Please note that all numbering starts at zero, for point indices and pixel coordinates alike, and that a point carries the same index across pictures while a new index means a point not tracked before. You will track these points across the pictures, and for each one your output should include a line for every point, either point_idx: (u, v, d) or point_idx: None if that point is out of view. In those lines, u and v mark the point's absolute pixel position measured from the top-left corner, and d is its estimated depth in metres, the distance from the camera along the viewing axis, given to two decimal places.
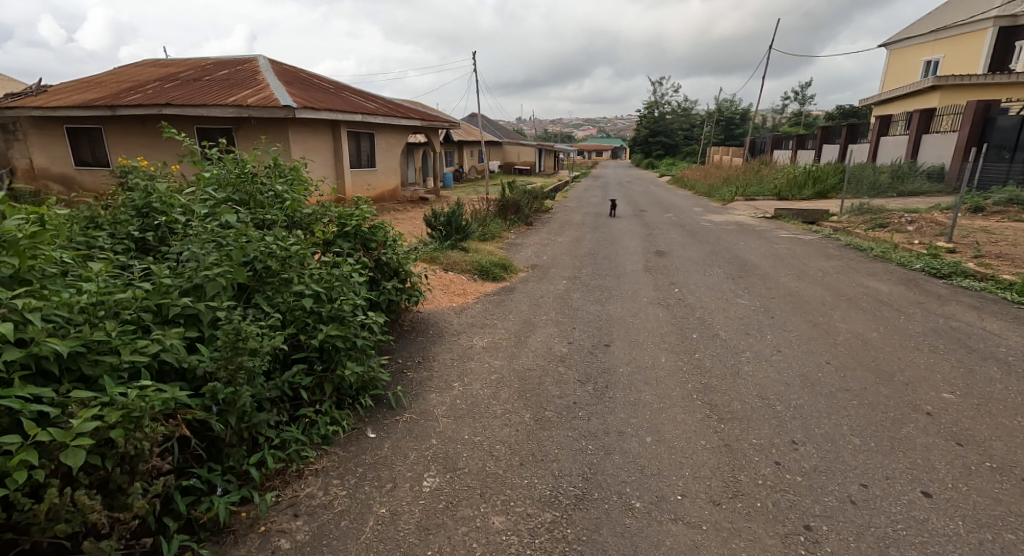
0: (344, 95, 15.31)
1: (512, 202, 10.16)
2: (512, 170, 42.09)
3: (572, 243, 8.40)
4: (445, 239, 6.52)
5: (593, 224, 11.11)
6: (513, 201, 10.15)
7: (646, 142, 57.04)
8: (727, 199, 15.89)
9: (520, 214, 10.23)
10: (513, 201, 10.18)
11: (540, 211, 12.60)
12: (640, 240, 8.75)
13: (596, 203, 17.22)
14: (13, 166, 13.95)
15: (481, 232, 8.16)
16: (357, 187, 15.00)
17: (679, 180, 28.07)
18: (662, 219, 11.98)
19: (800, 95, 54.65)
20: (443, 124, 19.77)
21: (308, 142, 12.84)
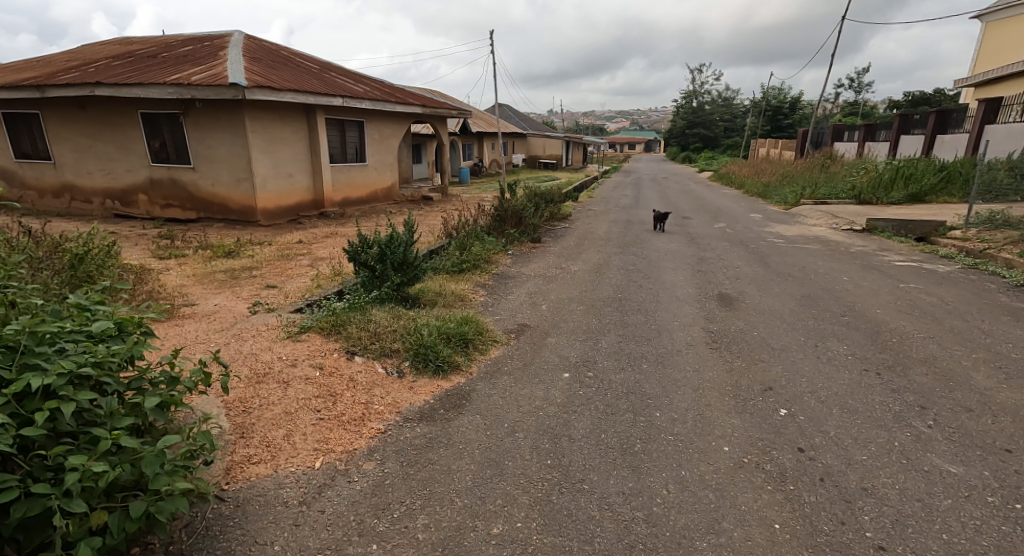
0: (327, 76, 13.13)
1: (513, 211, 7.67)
2: (538, 164, 39.52)
3: (587, 274, 5.91)
4: (376, 286, 4.03)
5: (621, 238, 8.57)
6: (516, 209, 7.67)
7: (683, 135, 53.23)
8: (790, 203, 12.99)
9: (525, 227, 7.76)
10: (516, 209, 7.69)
11: (557, 221, 10.06)
12: (685, 269, 6.18)
13: (627, 206, 14.48)
14: None
15: (453, 260, 5.75)
16: (341, 186, 12.84)
17: (723, 177, 24.83)
18: (713, 232, 9.26)
19: (857, 83, 49.80)
20: (450, 111, 17.33)
21: (273, 132, 10.71)
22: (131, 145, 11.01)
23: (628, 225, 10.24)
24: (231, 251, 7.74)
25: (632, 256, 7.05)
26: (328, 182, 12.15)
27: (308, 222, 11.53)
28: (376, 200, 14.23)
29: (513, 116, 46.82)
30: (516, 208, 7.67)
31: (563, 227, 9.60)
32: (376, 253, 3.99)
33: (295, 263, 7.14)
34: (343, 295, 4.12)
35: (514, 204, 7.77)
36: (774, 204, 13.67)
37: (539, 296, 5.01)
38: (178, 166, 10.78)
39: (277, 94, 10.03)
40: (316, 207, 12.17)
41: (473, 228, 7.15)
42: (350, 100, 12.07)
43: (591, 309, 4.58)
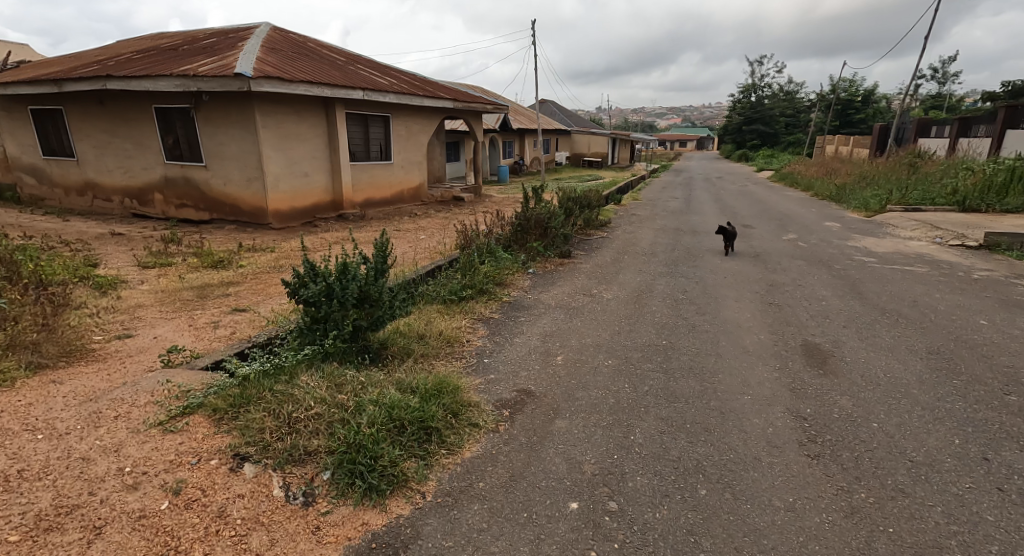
0: (351, 69, 12.37)
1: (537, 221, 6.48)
2: (581, 162, 38.08)
3: (621, 307, 4.67)
4: (319, 337, 2.93)
5: (667, 254, 7.22)
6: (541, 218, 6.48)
7: (740, 131, 50.15)
8: (874, 211, 11.20)
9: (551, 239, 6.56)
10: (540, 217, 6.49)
11: (594, 230, 8.79)
12: (750, 301, 4.82)
13: (677, 211, 13.00)
14: (2, 152, 12.65)
15: (448, 286, 4.66)
16: (361, 186, 12.12)
17: (786, 177, 22.67)
18: (781, 247, 7.74)
19: (941, 75, 45.31)
20: (484, 105, 16.31)
21: (287, 129, 10.00)
22: (147, 142, 10.52)
23: (677, 235, 8.85)
24: (222, 260, 6.97)
25: (679, 280, 5.75)
26: (347, 182, 11.40)
27: (324, 224, 10.75)
28: (399, 200, 13.48)
29: (558, 113, 45.37)
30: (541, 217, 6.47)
31: (600, 237, 8.33)
32: (320, 289, 2.88)
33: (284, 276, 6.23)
34: (278, 344, 3.05)
35: (538, 212, 6.57)
36: (850, 212, 11.85)
37: (553, 341, 3.84)
38: (191, 164, 10.19)
39: (290, 86, 9.25)
40: (334, 209, 11.47)
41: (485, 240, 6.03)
42: (373, 93, 11.25)
43: (622, 367, 3.36)
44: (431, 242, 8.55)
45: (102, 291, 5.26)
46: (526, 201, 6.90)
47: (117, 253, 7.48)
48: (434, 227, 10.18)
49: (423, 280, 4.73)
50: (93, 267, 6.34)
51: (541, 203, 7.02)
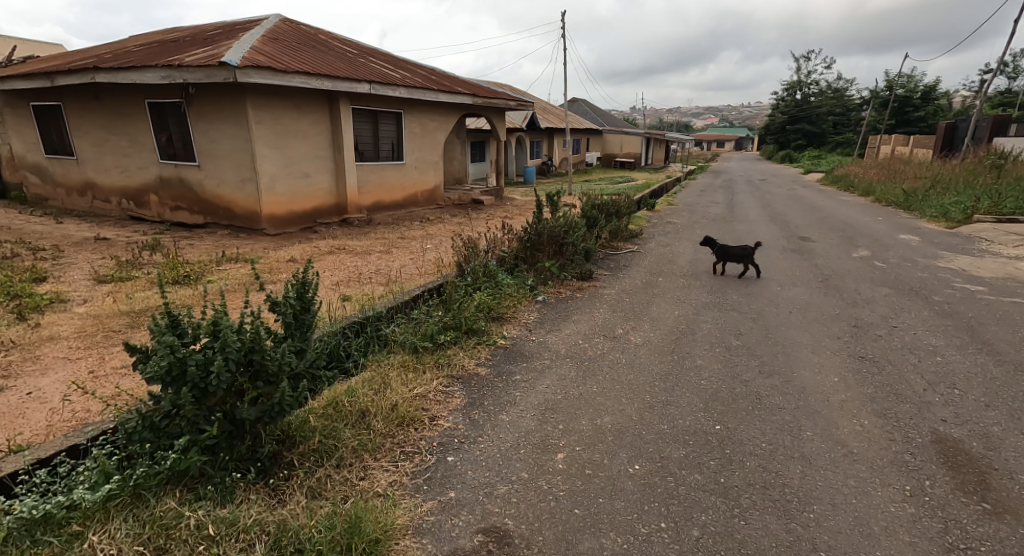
0: (361, 61, 11.48)
1: (549, 236, 5.37)
2: (613, 163, 36.73)
3: (654, 362, 3.48)
4: (151, 455, 1.86)
5: (711, 276, 5.97)
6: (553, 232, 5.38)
7: (783, 131, 47.71)
8: (955, 223, 10.11)
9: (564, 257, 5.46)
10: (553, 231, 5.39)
11: (622, 244, 7.60)
12: (832, 357, 3.56)
13: (719, 218, 11.68)
14: (8, 149, 12.26)
15: (418, 326, 3.58)
16: (366, 189, 11.30)
17: (839, 180, 20.93)
18: (853, 269, 6.37)
19: (1010, 70, 42.04)
20: (506, 102, 15.26)
21: (285, 125, 9.12)
22: (141, 139, 9.80)
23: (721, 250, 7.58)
24: (190, 274, 6.08)
25: (728, 315, 4.52)
26: (352, 184, 10.56)
27: (327, 230, 9.89)
28: (408, 204, 12.75)
29: (589, 112, 43.92)
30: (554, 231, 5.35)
31: (631, 252, 7.17)
32: (155, 369, 1.75)
33: (251, 296, 5.26)
34: (110, 447, 1.98)
35: (551, 225, 5.46)
36: (927, 222, 10.75)
37: (551, 421, 2.69)
38: (184, 163, 9.40)
39: (288, 79, 8.34)
40: (338, 213, 10.63)
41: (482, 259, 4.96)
42: (379, 88, 10.32)
43: (656, 488, 2.18)
44: (435, 257, 7.60)
45: (21, 316, 4.36)
46: (538, 210, 5.77)
47: (82, 263, 6.68)
48: (443, 238, 9.22)
49: (388, 319, 3.67)
50: (38, 283, 5.50)
51: (555, 211, 5.89)
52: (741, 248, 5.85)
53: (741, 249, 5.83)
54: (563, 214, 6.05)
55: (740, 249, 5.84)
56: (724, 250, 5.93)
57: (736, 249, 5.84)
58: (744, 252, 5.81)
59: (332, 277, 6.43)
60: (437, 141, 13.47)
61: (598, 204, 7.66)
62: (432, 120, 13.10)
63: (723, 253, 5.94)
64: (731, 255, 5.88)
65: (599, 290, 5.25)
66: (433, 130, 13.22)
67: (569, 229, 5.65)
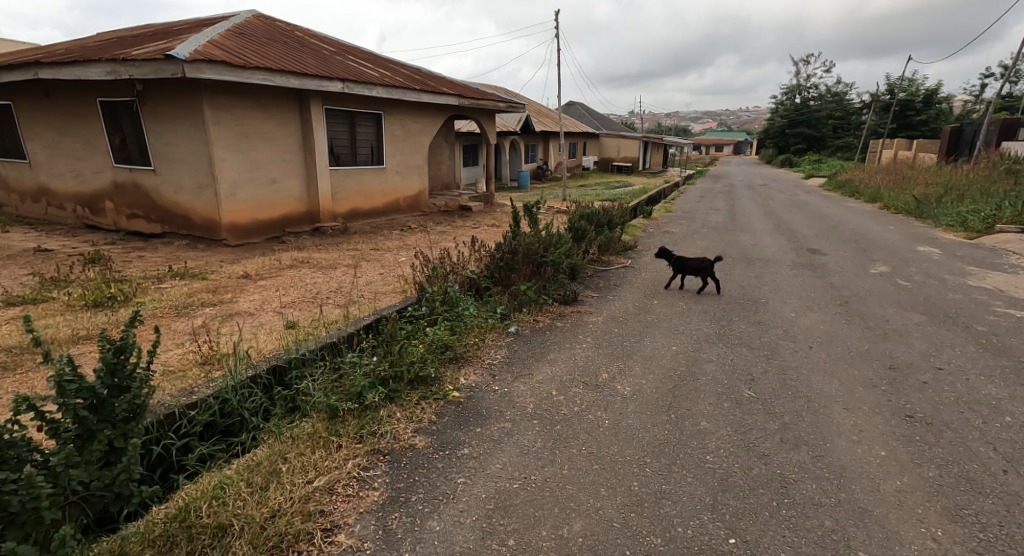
0: (337, 59, 10.75)
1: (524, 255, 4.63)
2: (610, 167, 36.12)
3: (644, 427, 2.72)
4: None
5: (714, 299, 5.22)
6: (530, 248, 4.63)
7: (783, 136, 47.21)
8: (974, 232, 9.57)
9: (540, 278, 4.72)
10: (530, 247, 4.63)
11: (614, 259, 6.86)
12: (872, 420, 2.80)
13: (720, 227, 10.98)
14: None
15: (335, 381, 2.79)
16: (340, 195, 10.57)
17: (843, 186, 20.31)
18: (873, 290, 5.64)
19: (1011, 73, 41.58)
20: (495, 104, 14.56)
21: (248, 126, 8.37)
22: (94, 141, 9.02)
23: (721, 266, 6.86)
24: (117, 294, 5.21)
25: (736, 355, 3.76)
26: (325, 191, 9.83)
27: (297, 241, 9.14)
28: (388, 211, 12.04)
29: (586, 115, 43.33)
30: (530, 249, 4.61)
31: (622, 269, 6.45)
32: None
33: (175, 326, 4.52)
34: None
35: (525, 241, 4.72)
36: (944, 230, 10.23)
37: (497, 537, 1.92)
38: (139, 168, 8.63)
39: (248, 76, 7.57)
40: (309, 221, 9.90)
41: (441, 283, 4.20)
42: (354, 87, 9.58)
43: None
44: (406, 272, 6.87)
45: None
46: (511, 222, 5.02)
47: (3, 280, 5.89)
48: (421, 249, 8.53)
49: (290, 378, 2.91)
50: None
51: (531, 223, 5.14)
52: (697, 259, 5.28)
53: (697, 259, 5.26)
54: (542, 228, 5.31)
55: (697, 259, 5.26)
56: (681, 263, 5.38)
57: (692, 260, 5.27)
58: (703, 263, 5.24)
59: (285, 297, 5.68)
60: (421, 145, 12.74)
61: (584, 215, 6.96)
62: (415, 122, 12.38)
63: (682, 268, 5.37)
64: (691, 269, 5.30)
65: (581, 318, 4.52)
66: (416, 133, 12.50)
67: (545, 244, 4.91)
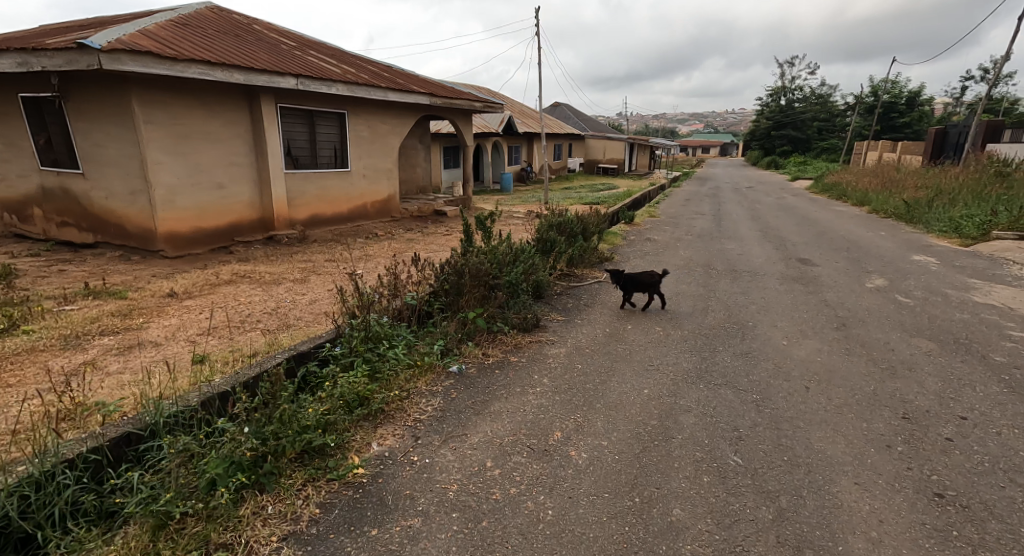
0: (295, 54, 10.00)
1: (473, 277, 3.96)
2: (596, 169, 35.69)
3: (598, 522, 2.06)
4: None
5: (695, 324, 4.60)
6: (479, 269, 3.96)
7: (769, 138, 47.18)
8: (971, 239, 9.08)
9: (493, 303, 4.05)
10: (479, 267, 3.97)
11: (586, 274, 6.23)
12: (892, 507, 2.17)
13: (704, 233, 10.45)
14: None
15: (188, 463, 2.11)
16: (299, 200, 9.84)
17: (829, 188, 19.98)
18: (872, 310, 5.07)
19: (993, 75, 41.88)
20: (469, 104, 13.90)
21: (188, 125, 7.61)
22: (19, 141, 8.18)
23: (705, 282, 6.26)
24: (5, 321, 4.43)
25: (719, 401, 3.12)
26: (278, 198, 9.08)
27: (246, 251, 8.38)
28: (354, 217, 11.32)
29: (572, 117, 42.90)
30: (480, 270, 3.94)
31: (594, 285, 5.82)
32: None
33: (50, 364, 3.72)
34: None
35: (475, 260, 4.05)
36: (938, 237, 9.74)
37: None
38: (67, 171, 7.82)
39: (181, 69, 6.80)
40: (263, 229, 9.14)
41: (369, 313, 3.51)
42: (310, 83, 8.85)
43: None
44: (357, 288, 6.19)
45: None
46: (461, 237, 4.35)
47: None
48: (380, 261, 7.84)
49: (135, 451, 2.39)
50: None
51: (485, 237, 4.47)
52: (641, 273, 4.68)
53: (641, 274, 4.66)
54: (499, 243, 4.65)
55: (642, 274, 4.67)
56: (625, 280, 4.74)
57: (637, 276, 4.66)
58: (653, 278, 4.65)
59: (210, 321, 4.98)
60: (390, 147, 12.04)
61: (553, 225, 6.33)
62: (383, 123, 11.66)
63: (628, 286, 4.74)
64: (639, 287, 4.69)
65: (538, 351, 3.87)
66: (384, 134, 11.78)
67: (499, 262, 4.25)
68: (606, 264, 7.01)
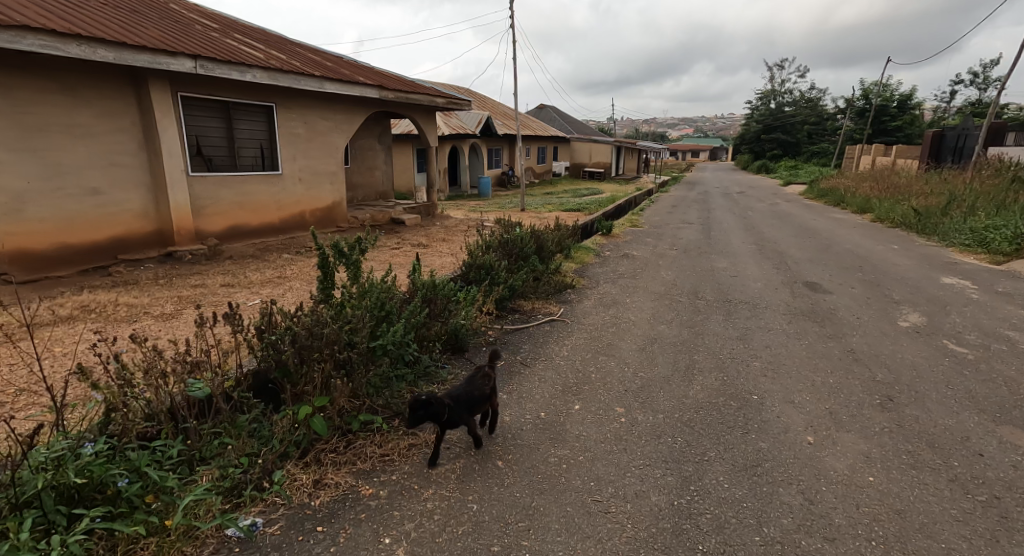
0: (208, 35, 8.47)
1: (307, 351, 2.41)
2: (582, 173, 34.43)
3: None
4: None
5: (673, 402, 3.12)
6: (321, 339, 2.42)
7: (759, 142, 46.27)
8: (1002, 255, 7.74)
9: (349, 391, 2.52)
10: (322, 336, 2.43)
11: (533, 314, 4.76)
12: None
13: (690, 247, 9.08)
14: None
15: None
16: (212, 210, 8.30)
17: (826, 194, 18.75)
18: (921, 368, 3.63)
19: (984, 80, 41.28)
20: (430, 99, 12.40)
21: (41, 116, 6.09)
22: None
23: (691, 320, 4.81)
24: None
25: None
26: (178, 207, 7.54)
27: (132, 271, 6.83)
28: (287, 227, 9.77)
29: (558, 119, 41.70)
30: (317, 343, 2.40)
31: (541, 330, 4.37)
32: None
33: None
34: None
35: (316, 320, 2.52)
36: (961, 252, 8.39)
37: None
38: None
39: (11, 38, 5.21)
40: (162, 244, 7.57)
41: (92, 431, 2.01)
42: (214, 67, 7.30)
43: None
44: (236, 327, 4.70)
45: None
46: (314, 279, 2.82)
47: None
48: (291, 289, 6.33)
49: None
50: None
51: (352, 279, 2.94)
52: (459, 386, 2.51)
53: (462, 386, 2.50)
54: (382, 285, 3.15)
55: (465, 386, 2.50)
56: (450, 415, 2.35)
57: (463, 391, 2.46)
58: (488, 383, 2.59)
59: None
60: (333, 147, 10.54)
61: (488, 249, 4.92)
62: (322, 119, 10.14)
63: (459, 417, 2.37)
64: (478, 408, 2.50)
65: (413, 472, 2.37)
66: (325, 132, 10.25)
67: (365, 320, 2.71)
68: (566, 295, 5.54)
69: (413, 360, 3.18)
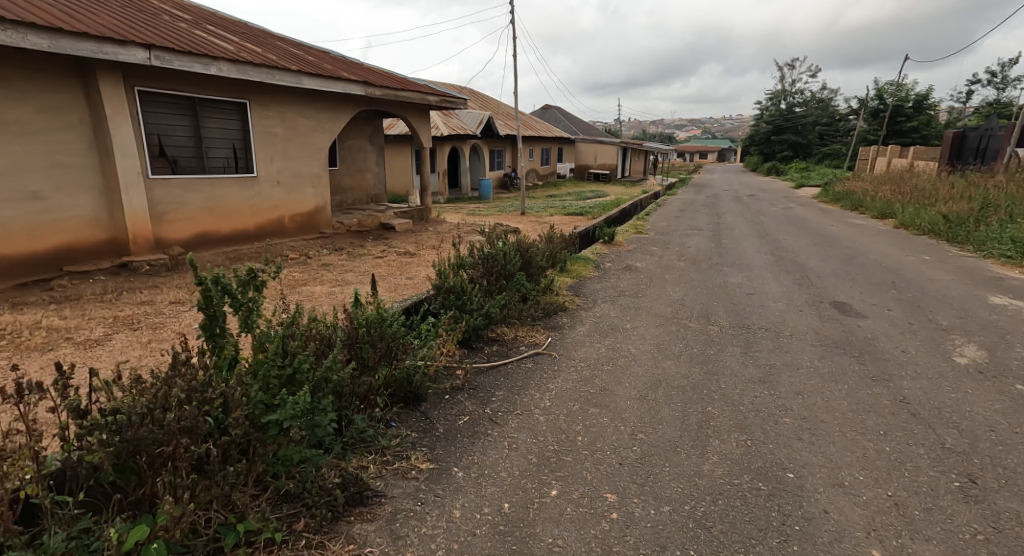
0: (174, 25, 7.79)
1: (144, 448, 1.68)
2: (586, 175, 33.66)
3: None
4: None
5: (683, 487, 2.34)
6: (163, 430, 1.69)
7: (769, 143, 45.29)
8: None
9: (219, 495, 1.81)
10: (166, 427, 1.70)
11: (513, 349, 3.99)
12: None
13: (700, 257, 8.29)
14: None
15: None
16: (176, 216, 7.61)
17: (842, 198, 17.87)
18: (1002, 431, 2.83)
19: (1002, 79, 40.13)
20: (421, 97, 11.69)
21: None
22: None
23: (704, 355, 4.03)
24: None
25: None
26: (134, 212, 6.85)
27: (77, 284, 6.13)
28: (263, 234, 9.06)
29: (563, 120, 40.93)
30: (158, 437, 1.67)
31: (518, 371, 3.61)
32: None
33: None
34: None
35: (167, 398, 1.77)
36: (1002, 265, 7.56)
37: None
38: None
39: None
40: (117, 254, 6.89)
41: None
42: (172, 59, 6.60)
43: None
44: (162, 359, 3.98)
45: None
46: (198, 327, 2.09)
47: None
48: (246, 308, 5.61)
49: None
50: None
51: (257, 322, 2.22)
52: None
53: None
54: (293, 331, 2.46)
55: None
56: None
57: None
58: None
59: None
60: (316, 148, 9.83)
61: (462, 267, 4.19)
62: (303, 118, 9.43)
63: None
64: None
65: None
66: (306, 131, 9.54)
67: (251, 392, 1.98)
68: (556, 320, 4.77)
69: (344, 424, 2.49)
